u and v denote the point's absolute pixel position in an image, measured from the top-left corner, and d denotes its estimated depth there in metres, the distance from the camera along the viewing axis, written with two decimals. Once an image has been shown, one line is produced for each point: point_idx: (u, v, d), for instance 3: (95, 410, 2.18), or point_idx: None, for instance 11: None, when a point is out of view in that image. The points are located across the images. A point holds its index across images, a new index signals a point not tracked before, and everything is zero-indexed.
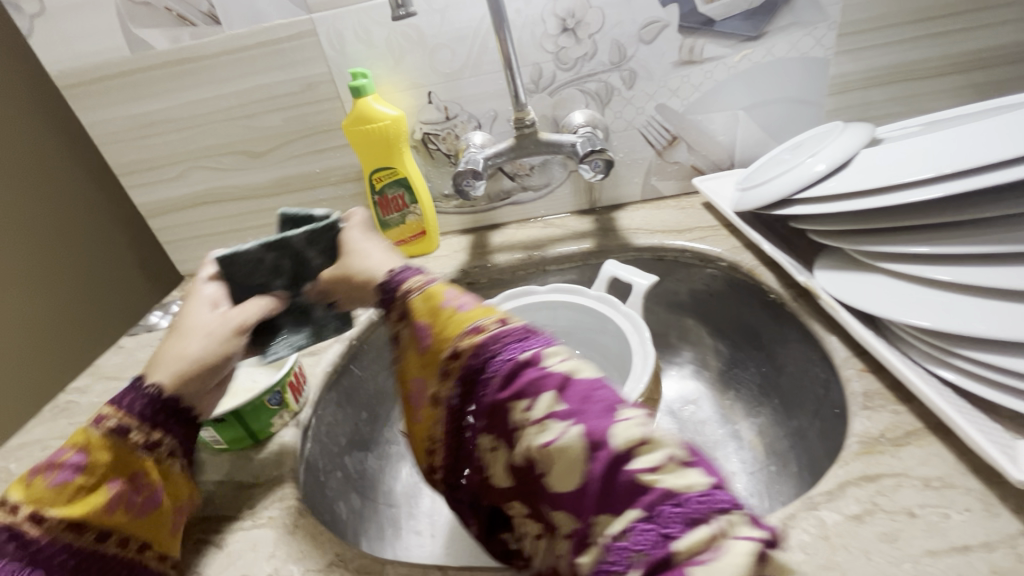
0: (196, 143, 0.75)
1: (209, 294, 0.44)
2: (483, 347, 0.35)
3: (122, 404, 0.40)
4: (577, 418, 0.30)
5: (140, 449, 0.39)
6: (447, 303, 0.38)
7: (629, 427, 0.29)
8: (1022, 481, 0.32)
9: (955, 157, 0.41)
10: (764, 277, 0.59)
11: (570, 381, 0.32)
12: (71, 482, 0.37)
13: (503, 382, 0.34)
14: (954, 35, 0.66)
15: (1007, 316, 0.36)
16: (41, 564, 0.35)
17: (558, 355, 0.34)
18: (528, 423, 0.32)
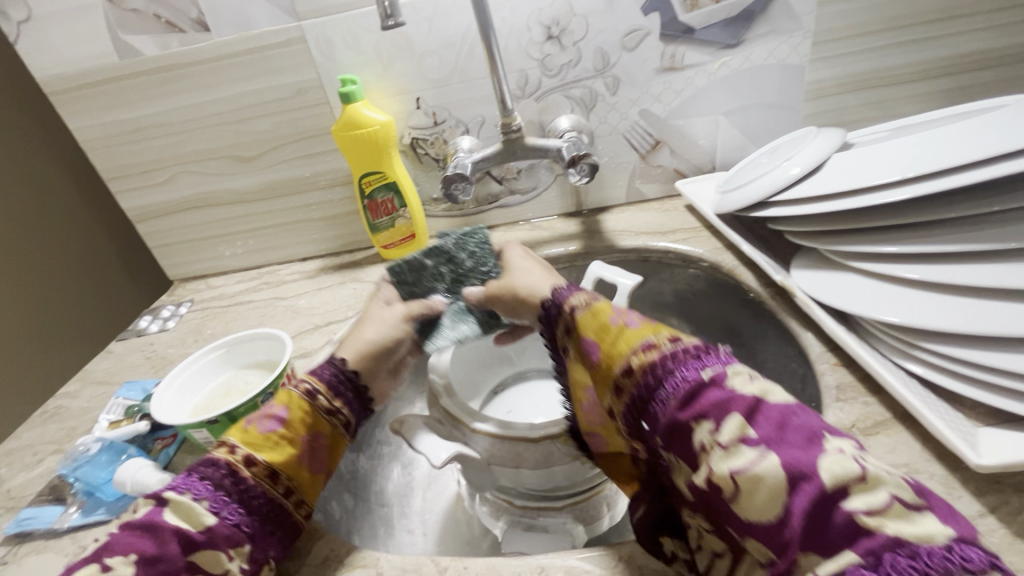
0: (185, 148, 0.75)
1: (384, 295, 0.54)
2: (657, 364, 0.35)
3: (315, 375, 0.46)
4: (771, 446, 0.29)
5: (326, 413, 0.44)
6: (617, 321, 0.40)
7: (837, 459, 0.28)
8: (981, 467, 0.34)
9: (920, 161, 0.43)
10: (744, 277, 0.61)
11: (760, 404, 0.31)
12: (280, 431, 0.42)
13: (682, 402, 0.33)
14: (922, 43, 0.68)
15: (967, 311, 0.39)
16: (243, 503, 0.38)
17: (742, 377, 0.33)
18: (713, 446, 0.31)
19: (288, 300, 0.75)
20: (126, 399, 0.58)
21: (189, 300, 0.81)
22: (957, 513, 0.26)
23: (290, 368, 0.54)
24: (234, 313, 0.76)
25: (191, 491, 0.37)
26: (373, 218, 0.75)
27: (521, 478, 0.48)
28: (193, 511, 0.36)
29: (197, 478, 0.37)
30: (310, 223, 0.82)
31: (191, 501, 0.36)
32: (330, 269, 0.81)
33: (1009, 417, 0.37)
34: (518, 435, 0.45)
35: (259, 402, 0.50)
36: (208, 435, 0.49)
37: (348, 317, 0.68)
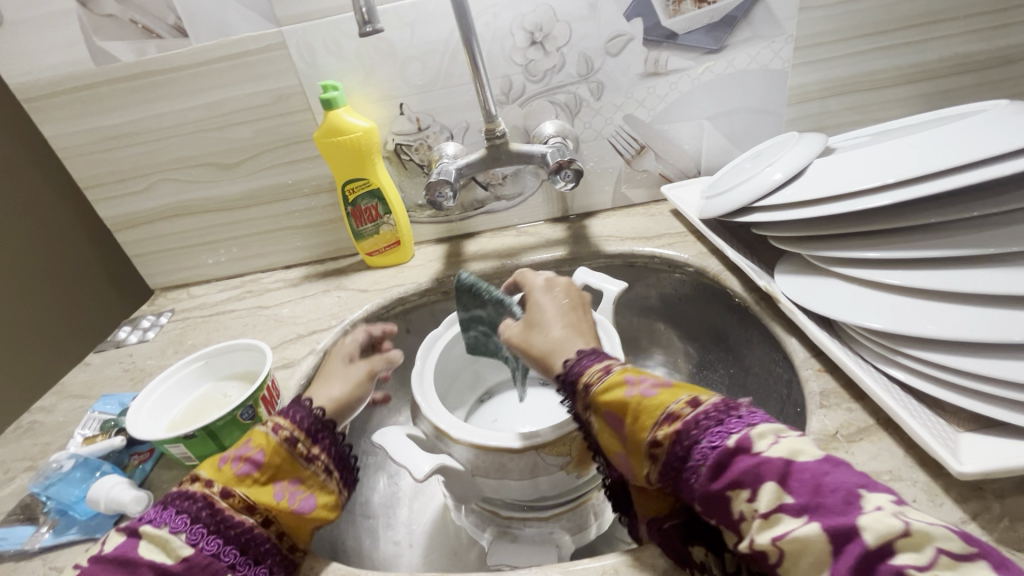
0: (165, 156, 0.74)
1: (343, 349, 0.53)
2: (683, 434, 0.33)
3: (287, 415, 0.43)
4: (812, 514, 0.28)
5: (304, 457, 0.42)
6: (631, 389, 0.37)
7: (876, 514, 0.27)
8: (963, 474, 0.34)
9: (900, 167, 0.43)
10: (729, 282, 0.61)
11: (793, 467, 0.29)
12: (252, 474, 0.40)
13: (713, 473, 0.31)
14: (903, 48, 0.69)
15: (947, 317, 0.39)
16: (220, 535, 0.37)
17: (768, 437, 0.31)
18: (751, 518, 0.29)
19: (271, 309, 0.74)
20: (102, 414, 0.57)
21: (170, 310, 0.80)
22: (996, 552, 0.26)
23: (270, 380, 0.53)
24: (216, 323, 0.74)
25: (167, 524, 0.37)
26: (358, 225, 0.74)
27: (505, 488, 0.47)
28: (167, 545, 0.36)
29: (174, 512, 0.37)
30: (294, 231, 0.81)
31: (166, 533, 0.36)
32: (314, 277, 0.80)
33: (991, 422, 0.37)
34: (501, 445, 0.44)
35: (238, 416, 0.49)
36: (184, 450, 0.48)
37: (332, 325, 0.67)
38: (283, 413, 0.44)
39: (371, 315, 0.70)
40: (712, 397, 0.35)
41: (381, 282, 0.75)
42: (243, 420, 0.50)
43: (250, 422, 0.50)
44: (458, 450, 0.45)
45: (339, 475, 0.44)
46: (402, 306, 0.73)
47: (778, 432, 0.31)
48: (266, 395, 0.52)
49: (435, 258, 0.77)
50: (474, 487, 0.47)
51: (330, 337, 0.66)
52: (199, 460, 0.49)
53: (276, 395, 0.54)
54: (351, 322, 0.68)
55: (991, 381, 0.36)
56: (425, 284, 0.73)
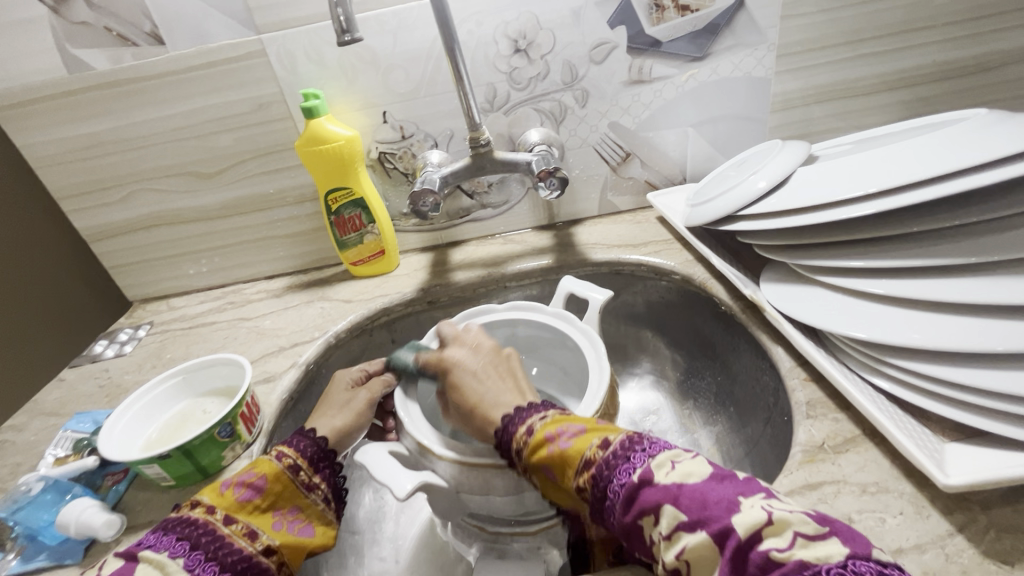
0: (143, 165, 0.72)
1: (348, 376, 0.52)
2: (598, 475, 0.36)
3: (291, 444, 0.45)
4: (703, 526, 0.30)
5: (305, 485, 0.44)
6: (552, 445, 0.39)
7: (749, 511, 0.30)
8: (950, 487, 0.33)
9: (881, 177, 0.44)
10: (715, 290, 0.61)
11: (683, 487, 0.32)
12: (255, 500, 0.41)
13: (625, 507, 0.34)
14: (883, 55, 0.70)
15: (930, 327, 0.39)
16: (217, 562, 0.37)
17: (665, 465, 0.34)
18: (658, 540, 0.32)
19: (253, 321, 0.73)
20: (75, 432, 0.55)
21: (148, 323, 0.78)
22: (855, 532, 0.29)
23: (249, 396, 0.51)
24: (196, 335, 0.73)
25: (166, 550, 0.36)
26: (341, 235, 0.73)
27: (491, 504, 0.46)
28: (165, 570, 0.35)
29: (174, 537, 0.37)
30: (276, 240, 0.80)
31: (164, 558, 0.36)
32: (297, 287, 0.79)
33: (975, 431, 0.37)
34: (487, 461, 0.43)
35: (216, 434, 0.48)
36: (159, 470, 0.46)
37: (315, 337, 0.66)
38: (287, 442, 0.45)
39: (355, 326, 0.69)
40: (620, 435, 0.38)
41: (366, 292, 0.74)
42: (220, 438, 0.48)
43: (227, 440, 0.49)
44: (442, 467, 0.44)
45: (335, 505, 0.46)
46: (387, 316, 0.72)
47: (673, 459, 0.34)
48: (246, 412, 0.51)
49: (420, 267, 0.77)
50: (459, 503, 0.46)
51: (313, 349, 0.64)
52: (176, 480, 0.47)
53: (256, 411, 0.52)
54: (335, 333, 0.67)
55: (975, 391, 0.36)
56: (410, 294, 0.72)
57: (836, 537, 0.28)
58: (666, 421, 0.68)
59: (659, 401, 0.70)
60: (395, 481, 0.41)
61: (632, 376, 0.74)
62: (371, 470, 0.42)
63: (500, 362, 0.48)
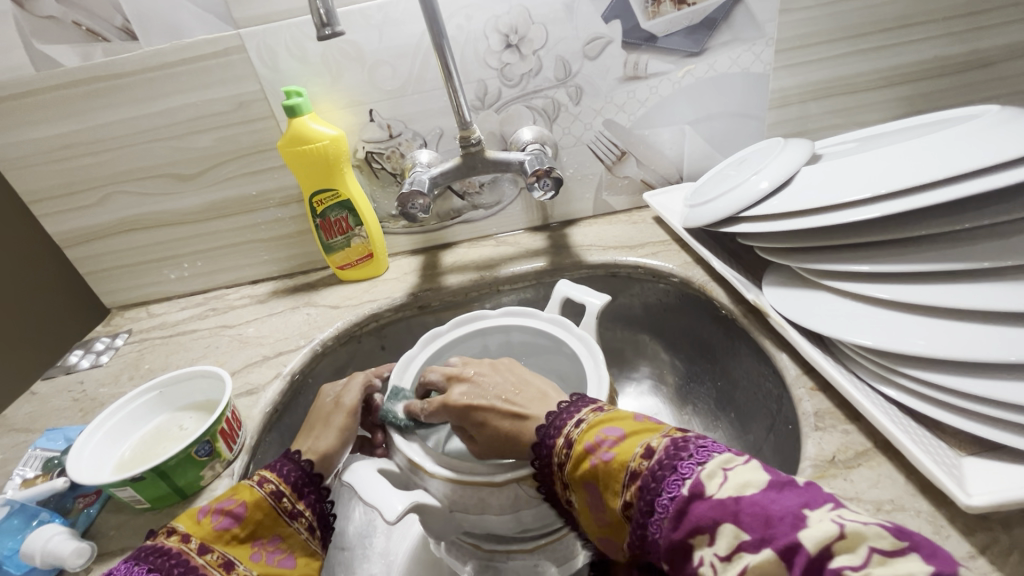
0: (118, 167, 0.69)
1: (331, 391, 0.51)
2: (644, 488, 0.34)
3: (275, 468, 0.43)
4: (767, 544, 0.28)
5: (288, 513, 0.41)
6: (594, 454, 0.37)
7: (817, 525, 0.27)
8: (971, 508, 0.32)
9: (890, 178, 0.42)
10: (716, 293, 0.59)
11: (742, 502, 0.29)
12: (232, 529, 0.39)
13: (674, 523, 0.31)
14: (883, 50, 0.68)
15: (944, 335, 0.37)
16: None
17: (716, 476, 0.31)
18: (712, 559, 0.29)
19: (236, 328, 0.70)
20: (46, 451, 0.51)
21: (126, 331, 0.75)
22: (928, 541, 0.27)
23: (230, 411, 0.49)
24: (176, 344, 0.70)
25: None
26: (327, 238, 0.71)
27: (487, 523, 0.44)
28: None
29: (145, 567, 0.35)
30: (260, 244, 0.77)
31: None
32: (282, 293, 0.76)
33: (993, 445, 0.35)
34: (478, 478, 0.41)
35: (193, 453, 0.45)
36: (133, 492, 0.44)
37: (301, 345, 0.63)
38: (270, 467, 0.43)
39: (343, 333, 0.67)
40: (663, 440, 0.35)
41: (354, 298, 0.71)
42: (199, 458, 0.46)
43: (207, 459, 0.46)
44: (434, 485, 0.42)
45: (321, 535, 0.43)
46: (376, 322, 0.69)
47: (725, 468, 0.31)
48: (226, 428, 0.48)
49: (410, 271, 0.74)
50: (453, 523, 0.44)
51: (299, 358, 0.62)
52: (151, 502, 0.45)
53: (237, 426, 0.50)
54: (321, 341, 0.64)
55: (992, 403, 0.35)
56: (399, 299, 0.69)
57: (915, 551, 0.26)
58: None
59: (657, 406, 0.68)
60: (385, 502, 0.39)
61: (630, 382, 0.71)
62: (359, 490, 0.40)
63: (504, 371, 0.47)
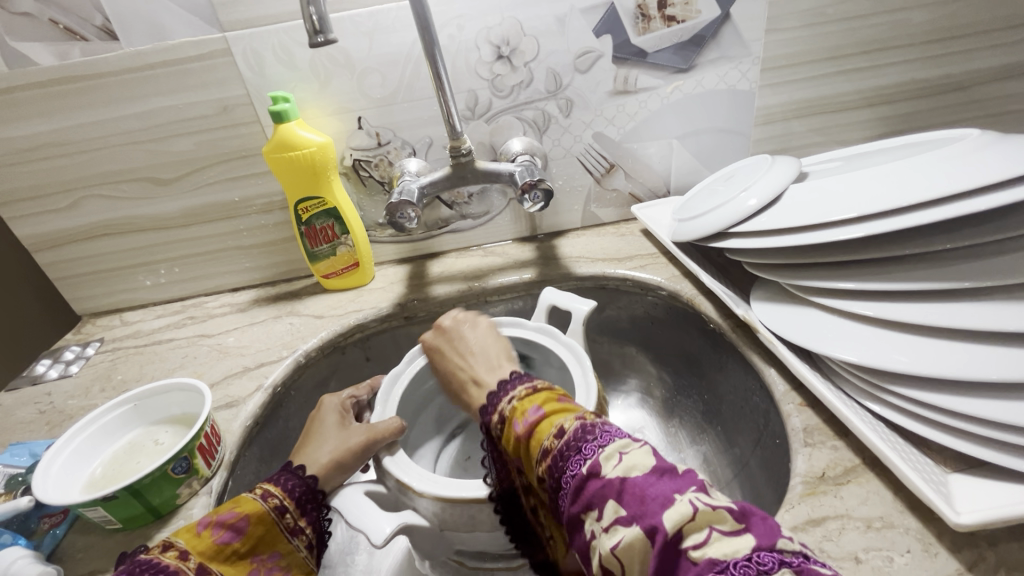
0: (93, 169, 0.66)
1: (336, 406, 0.49)
2: (553, 466, 0.34)
3: (276, 482, 0.41)
4: (638, 524, 0.28)
5: (288, 530, 0.40)
6: (518, 429, 0.38)
7: (680, 505, 0.27)
8: (959, 525, 0.32)
9: (876, 198, 0.43)
10: (704, 307, 0.59)
11: (626, 483, 0.30)
12: (233, 544, 0.37)
13: (573, 497, 0.32)
14: (863, 72, 0.70)
15: (927, 352, 0.38)
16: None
17: (613, 458, 0.32)
18: (595, 532, 0.30)
19: (215, 338, 0.68)
20: (8, 467, 0.49)
21: (98, 340, 0.72)
22: (773, 523, 0.27)
23: (208, 425, 0.47)
24: (151, 354, 0.67)
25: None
26: (312, 246, 0.69)
27: (480, 541, 0.44)
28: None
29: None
30: (241, 251, 0.75)
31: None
32: (264, 301, 0.74)
33: (979, 461, 0.36)
34: (471, 497, 0.40)
35: (169, 470, 0.43)
36: (104, 513, 0.42)
37: (284, 356, 0.62)
38: (274, 480, 0.42)
39: (327, 343, 0.65)
40: (574, 422, 0.35)
41: (338, 307, 0.70)
42: (175, 475, 0.44)
43: (184, 476, 0.45)
44: (424, 504, 0.41)
45: (317, 552, 0.42)
46: (361, 332, 0.68)
47: (622, 450, 0.32)
48: (205, 444, 0.46)
49: (396, 280, 0.73)
50: (444, 542, 0.43)
51: (281, 370, 0.60)
52: (123, 522, 0.43)
53: (216, 442, 0.48)
54: (305, 352, 0.63)
55: (974, 420, 0.35)
56: (385, 309, 0.68)
57: (752, 532, 0.26)
58: (653, 440, 0.66)
59: (644, 419, 0.68)
60: (372, 525, 0.38)
61: (619, 394, 0.71)
62: (348, 515, 0.40)
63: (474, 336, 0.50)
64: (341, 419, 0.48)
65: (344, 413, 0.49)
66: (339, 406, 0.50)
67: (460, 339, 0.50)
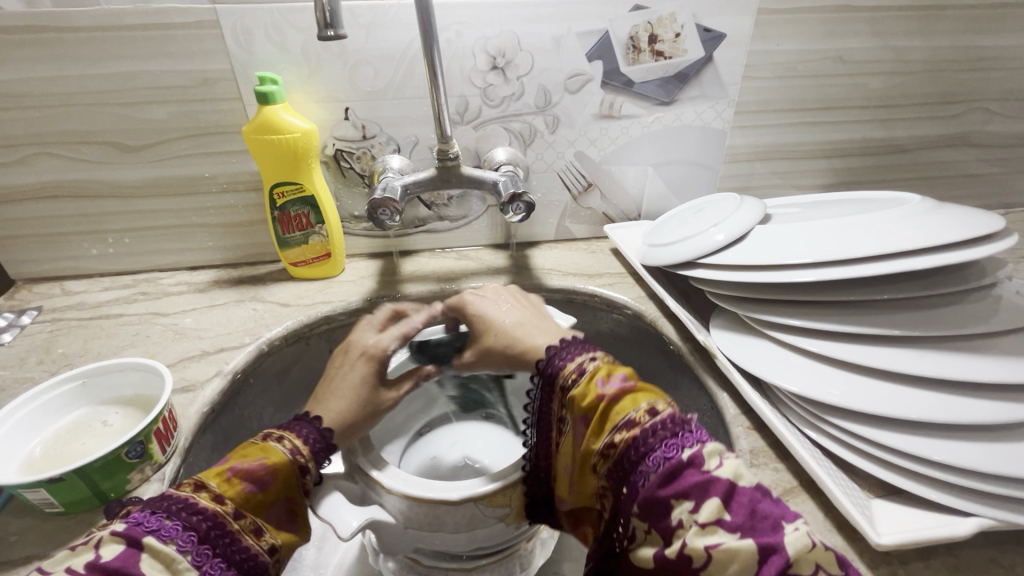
0: (49, 127, 0.62)
1: (364, 359, 0.48)
2: (638, 440, 0.36)
3: (298, 434, 0.41)
4: (747, 533, 0.31)
5: (308, 485, 0.40)
6: (602, 389, 0.39)
7: (794, 534, 0.31)
8: (877, 544, 0.37)
9: (830, 248, 0.47)
10: (665, 329, 0.63)
11: (735, 489, 0.33)
12: (260, 493, 0.37)
13: (662, 481, 0.34)
14: (822, 126, 0.76)
15: (857, 389, 0.43)
16: (222, 560, 0.34)
17: (716, 457, 0.34)
18: (688, 525, 0.32)
19: (169, 318, 0.65)
20: None
21: (35, 308, 0.67)
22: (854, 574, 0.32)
23: (167, 410, 0.45)
24: (96, 329, 0.63)
25: (173, 540, 0.33)
26: (283, 232, 0.68)
27: (443, 540, 0.44)
28: (171, 566, 0.32)
29: (179, 525, 0.33)
30: (204, 229, 0.72)
31: (172, 551, 0.32)
32: (224, 283, 0.72)
33: (896, 489, 0.40)
34: (437, 498, 0.41)
35: (123, 454, 0.41)
36: (45, 495, 0.39)
37: (246, 342, 0.60)
38: (297, 433, 0.41)
39: (292, 333, 0.64)
40: (668, 407, 0.37)
41: (306, 297, 0.68)
42: (128, 460, 0.42)
43: (137, 461, 0.43)
44: (391, 501, 0.42)
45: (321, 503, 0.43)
46: (328, 325, 0.67)
47: (723, 454, 0.34)
48: (162, 429, 0.45)
49: (367, 275, 0.72)
50: (408, 540, 0.44)
51: (243, 356, 0.59)
52: (65, 506, 0.41)
53: (173, 427, 0.46)
54: (268, 340, 0.61)
55: (896, 452, 0.40)
56: (355, 303, 0.67)
57: None
58: None
59: None
60: (341, 519, 0.39)
61: None
62: (318, 508, 0.40)
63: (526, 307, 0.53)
64: (369, 371, 0.47)
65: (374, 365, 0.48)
66: (372, 355, 0.49)
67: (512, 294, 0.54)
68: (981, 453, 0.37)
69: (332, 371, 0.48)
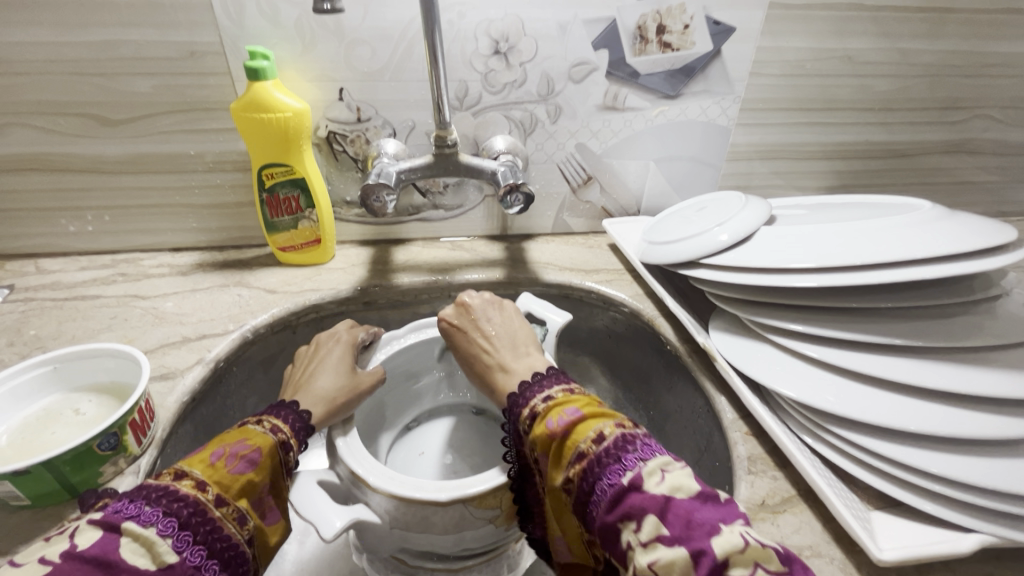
0: (24, 95, 0.59)
1: (342, 346, 0.50)
2: (588, 471, 0.35)
3: (278, 417, 0.41)
4: (682, 545, 0.30)
5: (289, 467, 0.39)
6: (553, 425, 0.38)
7: (727, 535, 0.30)
8: (879, 559, 0.36)
9: (835, 253, 0.46)
10: (663, 329, 0.61)
11: (670, 502, 0.31)
12: (246, 475, 0.36)
13: (608, 506, 0.33)
14: (826, 126, 0.75)
15: (859, 399, 0.42)
16: (206, 547, 0.32)
17: (655, 474, 0.33)
18: (634, 546, 0.31)
19: (150, 301, 0.62)
20: None
21: (7, 287, 0.64)
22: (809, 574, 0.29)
23: (143, 400, 0.43)
24: (72, 311, 0.60)
25: (154, 525, 0.31)
26: (272, 216, 0.65)
27: (430, 541, 0.43)
28: (153, 551, 0.30)
29: (159, 511, 0.31)
30: (188, 209, 0.69)
31: (153, 536, 0.30)
32: (208, 267, 0.69)
33: (896, 502, 0.40)
34: (424, 498, 0.39)
35: (94, 446, 0.39)
36: (11, 489, 0.37)
37: (230, 329, 0.58)
38: (278, 416, 0.41)
39: (278, 321, 0.62)
40: (614, 430, 0.36)
41: (294, 283, 0.66)
42: (101, 451, 0.40)
43: (109, 454, 0.41)
44: (376, 500, 0.41)
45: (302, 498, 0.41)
46: (316, 313, 0.65)
47: (664, 468, 0.33)
48: (138, 419, 0.42)
49: (358, 263, 0.70)
50: (393, 540, 0.43)
51: (226, 344, 0.56)
52: (32, 499, 0.38)
53: (149, 418, 0.44)
54: (253, 328, 0.59)
55: (898, 464, 0.39)
56: (345, 292, 0.65)
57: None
58: None
59: None
60: (324, 518, 0.37)
61: None
62: (298, 505, 0.38)
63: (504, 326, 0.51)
64: (347, 356, 0.49)
65: (351, 352, 0.50)
66: (349, 343, 0.51)
67: (491, 309, 0.52)
68: (986, 469, 0.37)
69: (314, 358, 0.49)
